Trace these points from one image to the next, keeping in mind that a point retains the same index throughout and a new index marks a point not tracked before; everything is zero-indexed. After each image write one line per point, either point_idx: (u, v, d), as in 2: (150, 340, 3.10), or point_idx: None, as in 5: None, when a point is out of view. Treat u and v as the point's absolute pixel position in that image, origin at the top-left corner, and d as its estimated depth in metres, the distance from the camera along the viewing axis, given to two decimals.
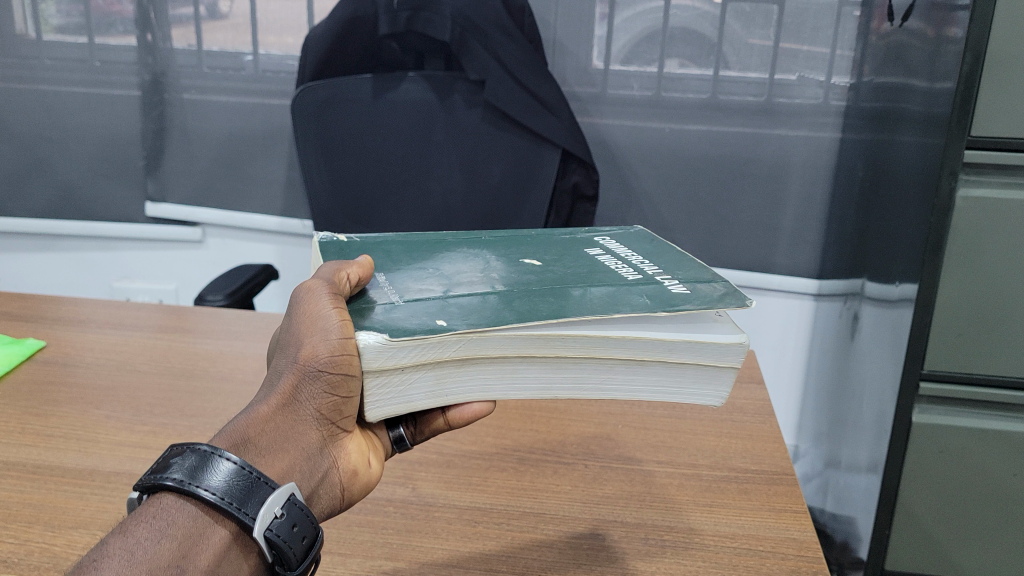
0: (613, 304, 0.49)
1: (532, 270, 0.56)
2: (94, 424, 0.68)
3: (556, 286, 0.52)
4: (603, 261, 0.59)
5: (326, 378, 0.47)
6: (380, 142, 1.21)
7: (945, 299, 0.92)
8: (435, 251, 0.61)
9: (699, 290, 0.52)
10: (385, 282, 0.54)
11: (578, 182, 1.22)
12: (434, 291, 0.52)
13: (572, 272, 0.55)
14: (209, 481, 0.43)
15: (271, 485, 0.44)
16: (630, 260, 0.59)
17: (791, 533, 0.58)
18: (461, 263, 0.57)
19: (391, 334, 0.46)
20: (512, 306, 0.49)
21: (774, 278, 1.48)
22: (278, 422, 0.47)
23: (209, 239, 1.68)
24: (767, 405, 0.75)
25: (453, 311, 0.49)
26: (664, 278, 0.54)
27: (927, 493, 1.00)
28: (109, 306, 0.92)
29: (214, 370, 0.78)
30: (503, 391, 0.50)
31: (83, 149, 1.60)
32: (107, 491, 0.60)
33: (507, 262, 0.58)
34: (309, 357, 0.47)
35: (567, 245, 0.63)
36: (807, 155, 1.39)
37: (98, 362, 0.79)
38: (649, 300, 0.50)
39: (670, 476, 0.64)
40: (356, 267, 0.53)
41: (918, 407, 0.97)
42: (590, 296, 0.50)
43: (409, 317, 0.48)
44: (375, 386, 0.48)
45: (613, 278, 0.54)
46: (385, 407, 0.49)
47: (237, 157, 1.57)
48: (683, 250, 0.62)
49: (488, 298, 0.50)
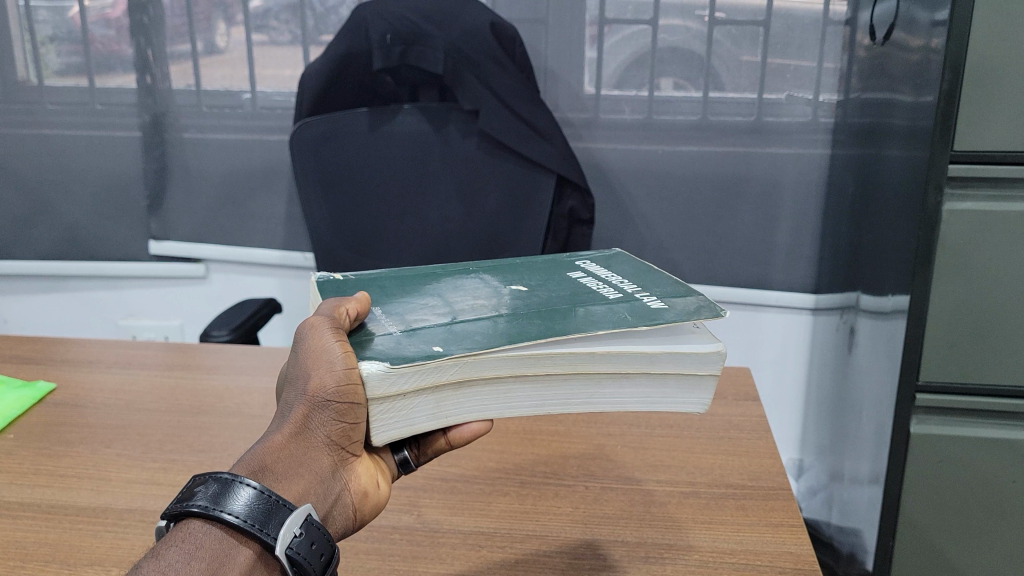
0: (598, 321, 0.51)
1: (521, 295, 0.58)
2: (105, 462, 0.70)
3: (545, 309, 0.54)
4: (585, 283, 0.61)
5: (335, 407, 0.49)
6: (378, 173, 1.23)
7: (935, 309, 0.93)
8: (427, 284, 0.62)
9: (676, 304, 0.54)
10: (382, 315, 0.56)
11: (574, 207, 1.25)
12: (429, 319, 0.54)
13: (558, 294, 0.57)
14: (233, 505, 0.45)
15: (289, 507, 0.46)
16: (610, 280, 0.61)
17: (788, 547, 0.59)
18: (453, 294, 0.59)
19: (391, 362, 0.48)
20: (504, 329, 0.51)
21: (770, 294, 1.50)
22: (291, 451, 0.49)
23: (213, 274, 1.71)
24: (762, 421, 0.77)
25: (448, 337, 0.51)
26: (642, 295, 0.57)
27: (928, 504, 1.01)
28: (118, 346, 0.94)
29: (220, 405, 0.80)
30: (500, 410, 0.51)
31: (86, 190, 1.63)
32: (122, 528, 0.61)
33: (496, 289, 0.60)
34: (315, 389, 0.49)
35: (551, 270, 0.65)
36: (798, 172, 1.41)
37: (107, 402, 0.80)
38: (632, 316, 0.52)
39: (669, 494, 0.65)
40: (355, 302, 0.54)
41: (915, 417, 0.98)
42: (576, 315, 0.52)
43: (408, 345, 0.50)
44: (380, 412, 0.50)
45: (596, 298, 0.56)
46: (390, 430, 0.51)
47: (237, 192, 1.60)
48: (659, 269, 0.64)
49: (482, 323, 0.52)
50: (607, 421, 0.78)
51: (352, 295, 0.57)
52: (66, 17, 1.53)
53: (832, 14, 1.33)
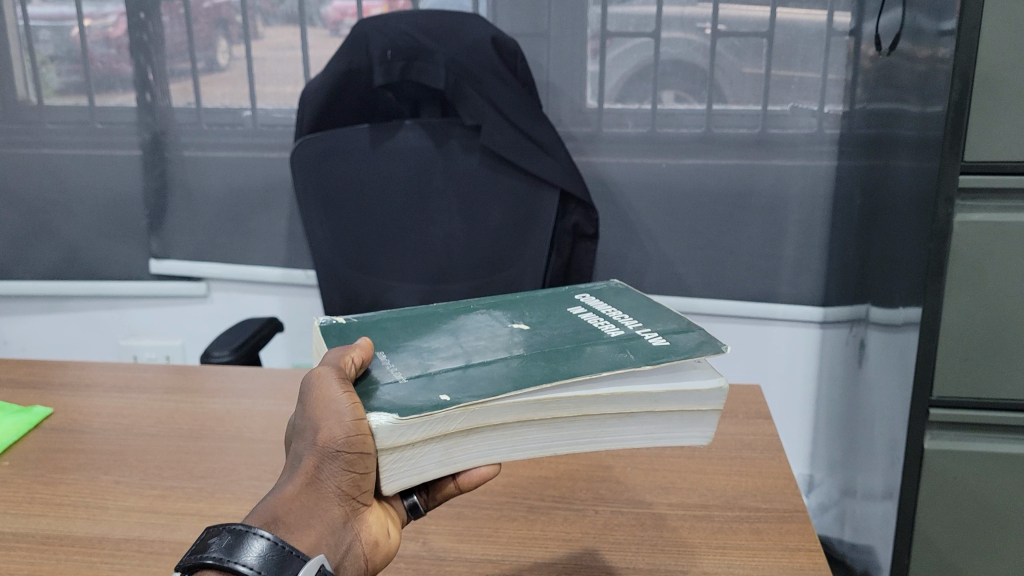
0: (603, 363, 0.51)
1: (523, 335, 0.57)
2: (102, 490, 0.68)
3: (549, 350, 0.53)
4: (585, 319, 0.60)
5: (343, 459, 0.48)
6: (381, 191, 1.22)
7: (948, 323, 0.92)
8: (429, 324, 0.61)
9: (676, 341, 0.54)
10: (387, 361, 0.55)
11: (578, 221, 1.25)
12: (433, 365, 0.53)
13: (559, 334, 0.57)
14: (246, 555, 0.44)
15: (302, 558, 0.45)
16: (610, 315, 0.60)
17: (806, 572, 0.57)
18: (455, 334, 0.58)
19: (400, 413, 0.47)
20: (510, 374, 0.50)
21: (777, 307, 1.48)
22: (304, 501, 0.48)
23: (214, 293, 1.70)
24: (776, 440, 0.75)
25: (453, 384, 0.50)
26: (644, 332, 0.56)
27: (944, 522, 0.99)
28: (118, 369, 0.93)
29: (219, 430, 0.78)
30: (507, 453, 0.51)
31: (86, 209, 1.61)
32: (118, 559, 0.59)
33: (498, 329, 0.59)
34: (323, 441, 0.48)
35: (550, 305, 0.64)
36: (804, 184, 1.40)
37: (105, 426, 0.79)
38: (633, 355, 0.52)
39: (681, 518, 0.64)
40: (358, 350, 0.52)
41: (929, 434, 0.97)
42: (579, 358, 0.52)
43: (415, 394, 0.49)
44: (391, 463, 0.48)
45: (597, 337, 0.55)
46: (401, 479, 0.50)
47: (239, 211, 1.59)
48: (659, 302, 0.64)
49: (489, 368, 0.51)
50: None
51: (354, 342, 0.55)
52: (66, 37, 1.53)
53: (837, 25, 1.32)
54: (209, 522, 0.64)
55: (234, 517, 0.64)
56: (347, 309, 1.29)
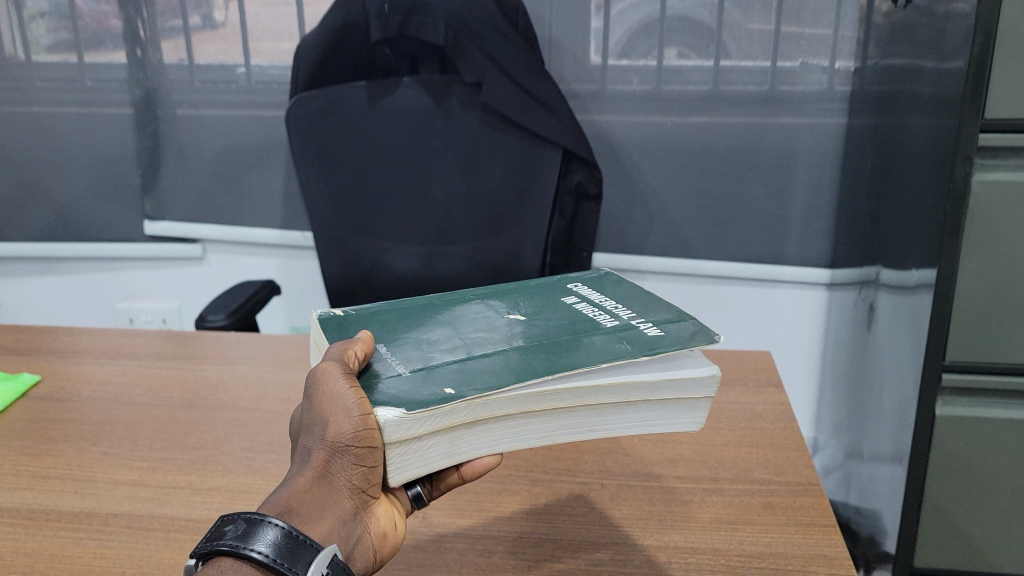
0: (603, 353, 0.49)
1: (518, 325, 0.55)
2: (91, 462, 0.66)
3: (546, 341, 0.51)
4: (579, 308, 0.58)
5: (354, 451, 0.46)
6: (379, 149, 1.18)
7: (963, 287, 0.89)
8: (423, 315, 0.58)
9: (672, 330, 0.52)
10: (388, 354, 0.52)
11: (581, 181, 1.23)
12: (433, 358, 0.50)
13: (553, 324, 0.54)
14: (260, 543, 0.43)
15: (315, 547, 0.44)
16: (604, 305, 0.58)
17: (821, 549, 0.55)
18: (449, 325, 0.56)
19: (408, 407, 0.44)
20: (509, 365, 0.48)
21: (784, 270, 1.46)
22: (315, 492, 0.47)
23: (210, 255, 1.66)
24: (788, 409, 0.73)
25: (456, 377, 0.47)
26: (638, 322, 0.54)
27: (955, 489, 0.97)
28: (109, 334, 0.90)
29: (213, 398, 0.76)
30: (508, 444, 0.49)
31: (78, 169, 1.58)
32: (105, 535, 0.57)
33: (491, 320, 0.56)
34: (333, 434, 0.46)
35: (542, 293, 0.61)
36: (813, 143, 1.36)
37: (95, 394, 0.76)
38: (631, 345, 0.50)
39: (691, 492, 0.61)
40: (361, 343, 0.50)
41: (941, 400, 0.94)
42: (577, 349, 0.50)
43: (417, 388, 0.47)
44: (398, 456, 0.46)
45: (592, 327, 0.53)
46: (407, 471, 0.48)
47: (233, 171, 1.55)
48: (652, 292, 0.61)
49: (487, 360, 0.49)
50: None
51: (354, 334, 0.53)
52: None
53: None
54: (201, 495, 0.62)
55: (227, 490, 0.62)
56: (344, 272, 1.26)
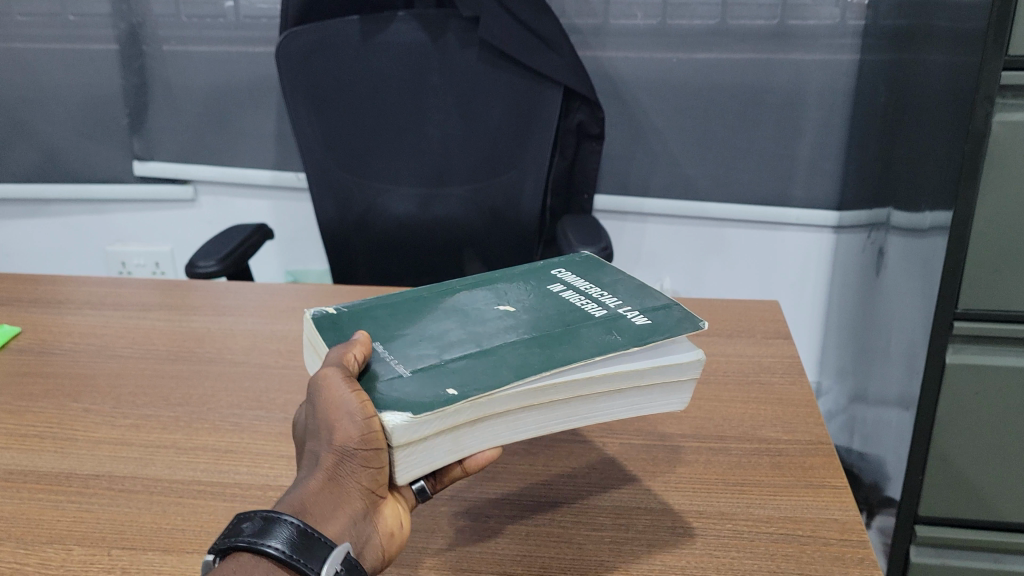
0: (595, 345, 0.48)
1: (507, 317, 0.53)
2: (72, 419, 0.63)
3: (536, 334, 0.50)
4: (565, 297, 0.56)
5: (364, 453, 0.44)
6: (373, 88, 1.13)
7: (979, 231, 0.86)
8: (413, 309, 0.56)
9: (659, 319, 0.51)
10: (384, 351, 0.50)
11: (583, 121, 1.18)
12: (430, 357, 0.49)
13: (541, 316, 0.53)
14: (275, 538, 0.41)
15: (329, 543, 0.42)
16: (589, 292, 0.57)
17: (832, 512, 0.53)
18: (437, 319, 0.54)
19: (415, 411, 0.43)
20: (505, 361, 0.47)
21: (790, 212, 1.42)
22: (327, 496, 0.44)
23: (202, 197, 1.63)
24: (797, 362, 0.70)
25: (458, 375, 0.46)
26: (624, 309, 0.53)
27: (963, 437, 0.95)
28: (94, 284, 0.87)
29: (200, 351, 0.73)
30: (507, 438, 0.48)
31: (63, 109, 1.53)
32: (86, 498, 0.55)
33: (481, 312, 0.54)
34: (340, 439, 0.44)
35: (526, 281, 0.59)
36: (823, 80, 1.31)
37: (77, 347, 0.74)
38: (621, 335, 0.49)
39: (696, 452, 0.59)
40: (359, 347, 0.48)
41: (951, 347, 0.92)
42: (569, 342, 0.49)
43: (418, 389, 0.45)
44: (404, 458, 0.44)
45: (581, 318, 0.52)
46: (414, 469, 0.46)
47: (224, 110, 1.50)
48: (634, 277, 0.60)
49: (480, 358, 0.48)
50: None
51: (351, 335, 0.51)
52: None
53: None
54: (186, 455, 0.59)
55: (213, 450, 0.60)
56: (339, 217, 1.23)
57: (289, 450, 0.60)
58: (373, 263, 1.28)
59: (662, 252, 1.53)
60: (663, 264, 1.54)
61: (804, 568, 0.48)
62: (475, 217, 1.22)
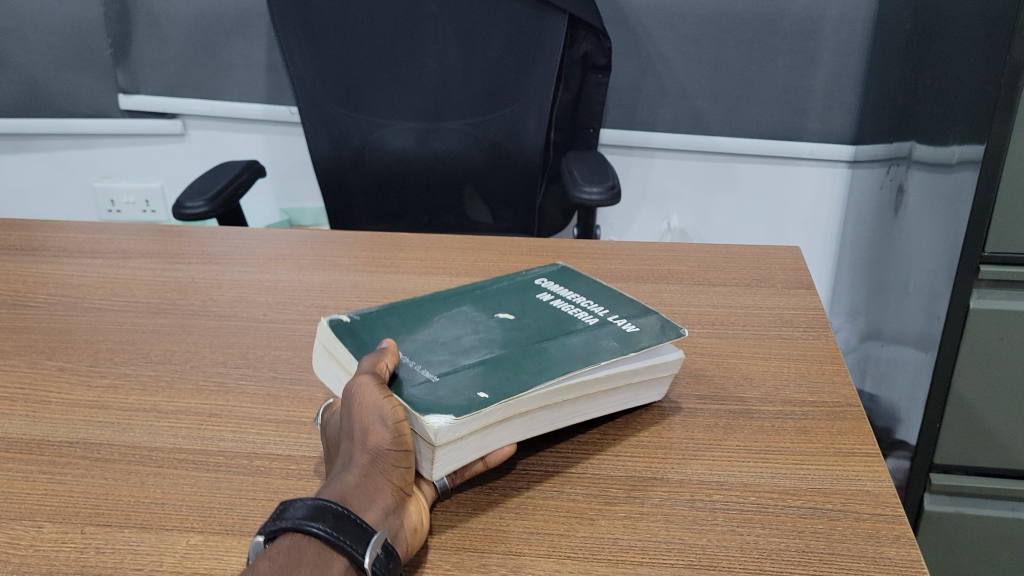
0: (598, 352, 0.52)
1: (509, 325, 0.56)
2: (46, 379, 0.59)
3: (540, 343, 0.53)
4: (553, 304, 0.59)
5: (399, 454, 0.43)
6: (366, 16, 1.06)
7: (1014, 170, 0.80)
8: (418, 317, 0.57)
9: (646, 325, 0.56)
10: (405, 357, 0.51)
11: (589, 51, 1.12)
12: (450, 363, 0.50)
13: (539, 324, 0.56)
14: (320, 521, 0.39)
15: (370, 530, 0.39)
16: (573, 300, 0.60)
17: (863, 484, 0.49)
18: (443, 328, 0.55)
19: (455, 414, 0.44)
20: (522, 367, 0.49)
21: (804, 146, 1.36)
22: (365, 490, 0.41)
23: (192, 131, 1.56)
24: (820, 317, 0.67)
25: (483, 380, 0.48)
26: (612, 317, 0.57)
27: (984, 381, 0.91)
28: (74, 229, 0.82)
29: (185, 303, 0.69)
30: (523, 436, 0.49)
31: (42, 38, 1.45)
32: (58, 468, 0.51)
33: (482, 321, 0.56)
34: (375, 438, 0.43)
35: (513, 290, 0.62)
36: (843, 7, 1.24)
37: (53, 299, 0.69)
38: (616, 342, 0.53)
39: (714, 415, 0.55)
40: (390, 357, 0.49)
41: (976, 292, 0.87)
42: (572, 348, 0.52)
43: (448, 393, 0.47)
44: (441, 457, 0.45)
45: (577, 326, 0.55)
46: (445, 466, 0.45)
47: (211, 40, 1.43)
48: (607, 284, 0.64)
49: (496, 364, 0.50)
50: None
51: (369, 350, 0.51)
52: None
53: None
54: (167, 420, 0.55)
55: (197, 414, 0.56)
56: (334, 153, 1.17)
57: (279, 414, 0.56)
58: (371, 203, 1.22)
59: (670, 189, 1.48)
60: (670, 201, 1.49)
61: (837, 547, 0.44)
62: (475, 152, 1.16)
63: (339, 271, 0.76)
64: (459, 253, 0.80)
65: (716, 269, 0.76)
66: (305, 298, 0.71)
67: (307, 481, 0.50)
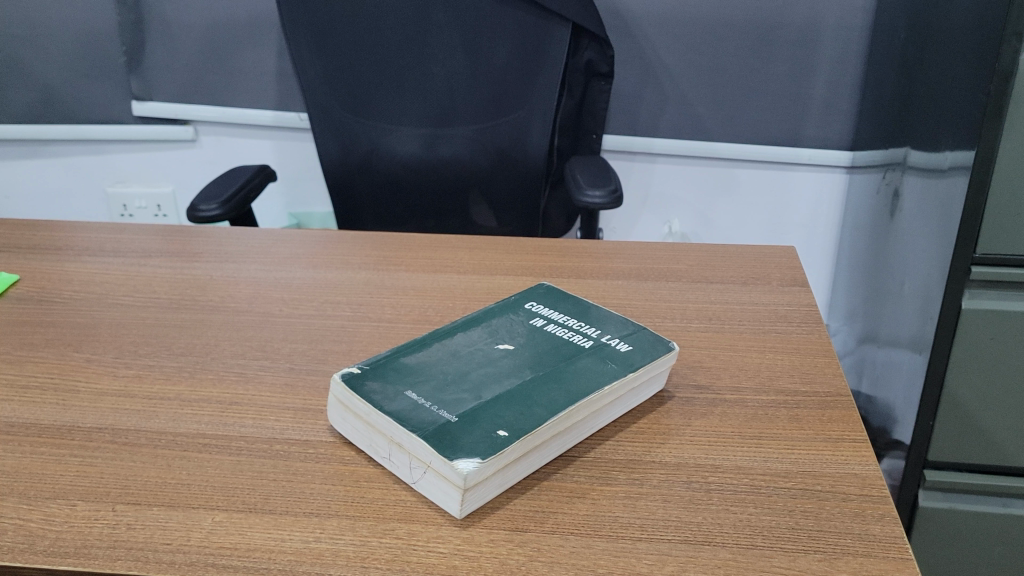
0: (600, 376, 0.55)
1: (511, 353, 0.58)
2: (74, 369, 0.62)
3: (545, 371, 0.55)
4: (548, 329, 0.61)
5: None
6: (376, 23, 1.09)
7: (1003, 175, 0.83)
8: (424, 352, 0.58)
9: (638, 343, 0.59)
10: (419, 398, 0.52)
11: (591, 59, 1.15)
12: (466, 401, 0.52)
13: (537, 351, 0.58)
14: None
15: None
16: (564, 322, 0.62)
17: (851, 467, 0.52)
18: (449, 362, 0.57)
19: (483, 456, 0.47)
20: (533, 400, 0.52)
21: (802, 152, 1.39)
22: None
23: (203, 137, 1.59)
24: (814, 313, 0.69)
25: (500, 417, 0.50)
26: (606, 337, 0.60)
27: (976, 379, 0.94)
28: (94, 230, 0.85)
29: (203, 300, 0.72)
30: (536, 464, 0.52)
31: (58, 46, 1.48)
32: (89, 452, 0.53)
33: (484, 352, 0.58)
34: None
35: (507, 314, 0.64)
36: (841, 16, 1.27)
37: (77, 296, 0.72)
38: (615, 364, 0.56)
39: (710, 404, 0.58)
40: None
41: (968, 293, 0.90)
42: (575, 375, 0.55)
43: (469, 433, 0.49)
44: (470, 496, 0.47)
45: (575, 350, 0.58)
46: (471, 505, 0.48)
47: (224, 49, 1.47)
48: (596, 304, 0.66)
49: (507, 396, 0.52)
50: (636, 311, 0.70)
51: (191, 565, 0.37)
52: None
53: None
54: (190, 407, 0.58)
55: (219, 402, 0.58)
56: (343, 157, 1.20)
57: (295, 402, 0.58)
58: (377, 207, 1.25)
59: (671, 193, 1.51)
60: (671, 204, 1.52)
61: (824, 524, 0.47)
62: (481, 157, 1.19)
63: (351, 269, 0.79)
64: (466, 252, 0.83)
65: (714, 267, 0.78)
66: (319, 295, 0.73)
67: (325, 464, 0.52)
